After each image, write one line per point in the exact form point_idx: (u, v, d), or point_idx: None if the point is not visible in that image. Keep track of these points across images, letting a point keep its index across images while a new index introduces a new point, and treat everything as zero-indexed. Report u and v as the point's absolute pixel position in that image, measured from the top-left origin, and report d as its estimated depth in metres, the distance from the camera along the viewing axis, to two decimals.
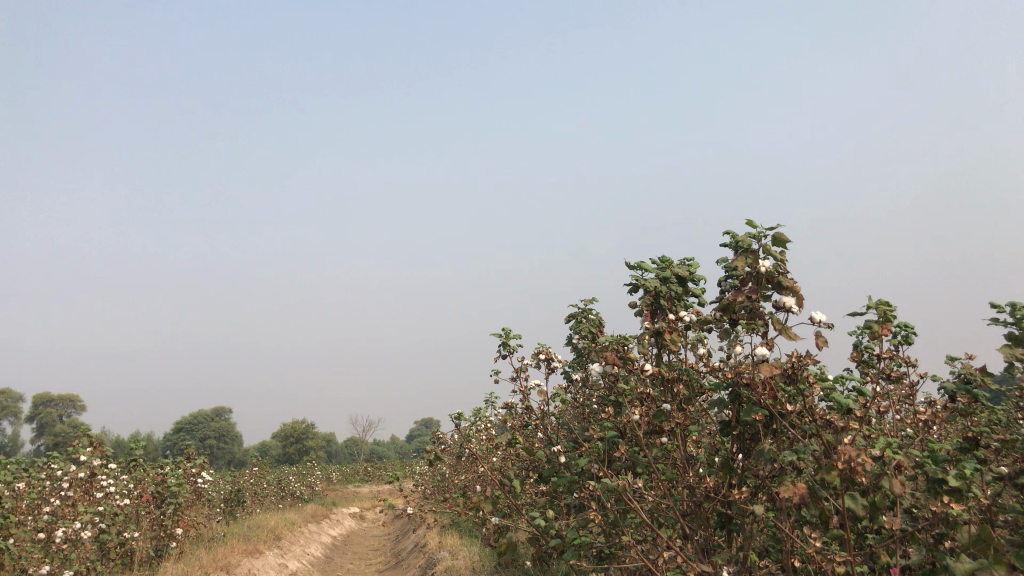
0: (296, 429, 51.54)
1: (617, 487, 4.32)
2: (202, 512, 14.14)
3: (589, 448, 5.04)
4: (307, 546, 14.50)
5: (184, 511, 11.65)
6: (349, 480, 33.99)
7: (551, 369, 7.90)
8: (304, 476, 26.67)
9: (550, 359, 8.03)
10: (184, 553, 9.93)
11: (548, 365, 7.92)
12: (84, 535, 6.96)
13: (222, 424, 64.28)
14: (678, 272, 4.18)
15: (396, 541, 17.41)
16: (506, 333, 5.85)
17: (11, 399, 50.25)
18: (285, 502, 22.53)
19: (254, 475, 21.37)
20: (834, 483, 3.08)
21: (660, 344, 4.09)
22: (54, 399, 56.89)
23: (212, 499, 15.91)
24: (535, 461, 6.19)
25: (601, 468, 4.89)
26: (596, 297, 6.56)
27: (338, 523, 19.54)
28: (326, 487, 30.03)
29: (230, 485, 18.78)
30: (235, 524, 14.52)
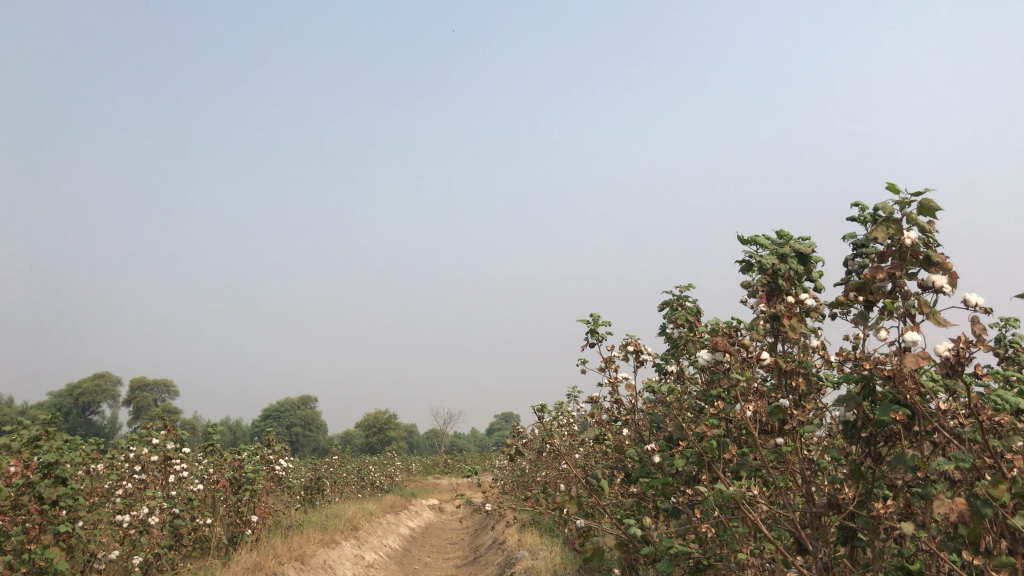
0: (378, 418, 52.08)
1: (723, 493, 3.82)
2: (281, 498, 14.10)
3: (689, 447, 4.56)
4: (385, 537, 14.32)
5: (262, 498, 11.56)
6: (429, 472, 34.00)
7: (640, 362, 7.39)
8: (385, 465, 26.74)
9: (639, 351, 7.51)
10: (259, 541, 9.78)
11: (637, 358, 7.42)
12: (153, 521, 6.78)
13: (307, 412, 65.51)
14: (799, 248, 3.66)
15: (474, 535, 17.13)
16: (595, 320, 5.40)
17: (110, 382, 52.20)
18: (365, 491, 22.54)
19: (335, 463, 21.44)
20: (1002, 500, 2.52)
21: (778, 330, 3.57)
22: (149, 384, 58.79)
23: (292, 487, 15.91)
24: (624, 460, 5.76)
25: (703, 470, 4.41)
26: (693, 285, 6.06)
27: (417, 514, 19.39)
28: (406, 478, 30.12)
29: (311, 472, 18.83)
30: (314, 513, 14.45)
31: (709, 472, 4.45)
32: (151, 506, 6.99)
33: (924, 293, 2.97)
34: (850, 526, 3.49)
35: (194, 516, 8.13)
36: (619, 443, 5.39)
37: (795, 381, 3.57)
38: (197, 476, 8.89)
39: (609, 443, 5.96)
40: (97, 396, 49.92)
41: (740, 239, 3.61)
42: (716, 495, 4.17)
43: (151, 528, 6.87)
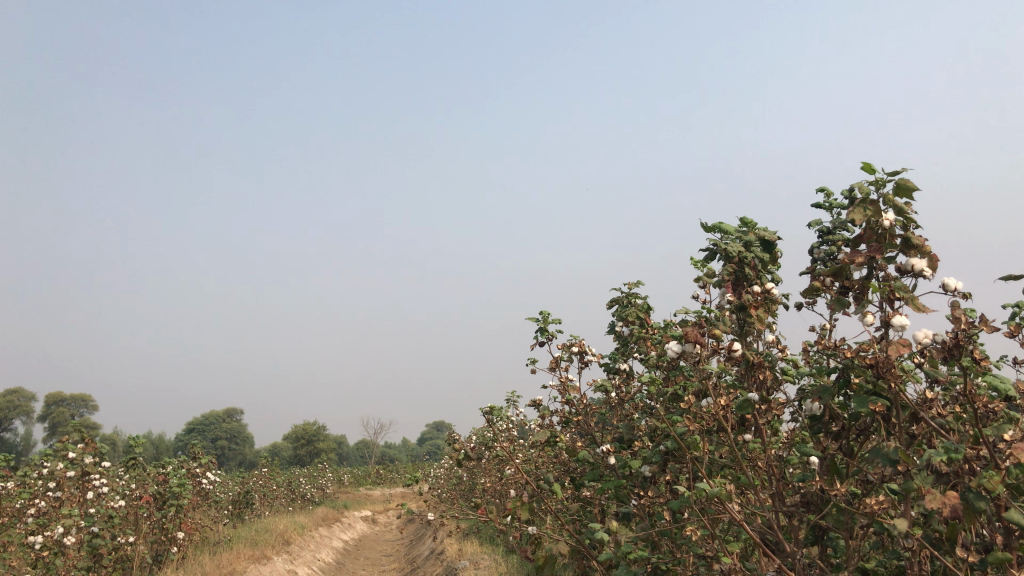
0: (308, 430, 51.05)
1: (689, 492, 3.64)
2: (207, 514, 13.54)
3: (648, 448, 4.39)
4: (317, 551, 13.85)
5: (188, 513, 11.05)
6: (361, 483, 33.35)
7: (584, 363, 7.20)
8: (316, 477, 26.11)
9: (583, 352, 7.32)
10: (185, 559, 9.31)
11: (581, 359, 7.23)
12: (68, 540, 6.35)
13: (234, 425, 63.89)
14: (764, 235, 3.49)
15: (409, 546, 16.74)
16: (544, 317, 5.19)
17: (23, 398, 49.97)
18: (296, 504, 21.90)
19: (264, 476, 20.79)
20: (997, 491, 2.37)
21: (745, 322, 3.40)
22: (66, 398, 56.48)
23: (219, 502, 15.32)
24: (576, 463, 5.57)
25: (664, 471, 4.24)
26: (642, 282, 5.91)
27: (350, 527, 18.92)
28: (338, 489, 29.49)
29: (239, 486, 18.20)
30: (243, 528, 13.91)
31: (668, 474, 4.28)
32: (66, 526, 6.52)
33: (904, 277, 2.81)
34: (821, 525, 3.33)
35: (116, 534, 7.66)
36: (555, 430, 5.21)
37: (762, 374, 3.42)
38: (118, 492, 8.39)
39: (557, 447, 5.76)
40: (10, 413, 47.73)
41: (703, 225, 3.44)
42: (679, 498, 3.99)
43: (67, 549, 6.41)
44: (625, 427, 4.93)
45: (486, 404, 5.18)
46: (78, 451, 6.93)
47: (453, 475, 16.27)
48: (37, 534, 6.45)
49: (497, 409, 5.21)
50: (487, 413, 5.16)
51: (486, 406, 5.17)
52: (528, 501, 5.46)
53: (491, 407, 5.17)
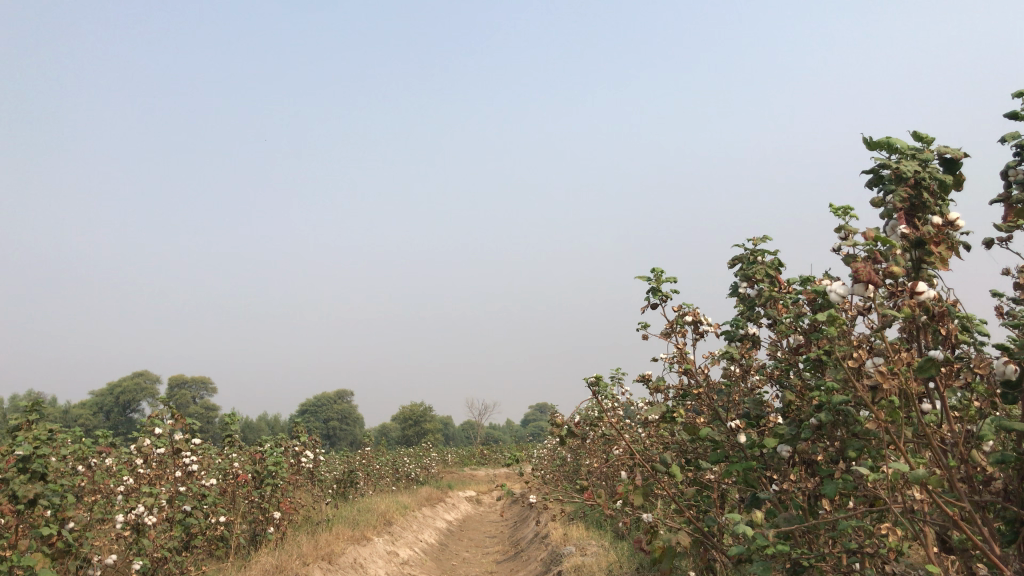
0: (414, 411, 51.68)
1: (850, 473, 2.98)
2: (310, 493, 13.45)
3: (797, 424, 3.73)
4: (420, 532, 13.58)
5: (288, 493, 10.88)
6: (465, 463, 33.22)
7: (699, 333, 6.50)
8: (421, 457, 26.13)
9: (698, 320, 6.61)
10: (284, 540, 9.09)
11: (696, 329, 6.52)
12: (152, 520, 6.09)
13: (344, 406, 65.33)
14: (948, 153, 2.73)
15: (513, 530, 16.32)
16: (655, 274, 4.53)
17: (148, 380, 52.28)
18: (400, 485, 21.81)
19: (369, 455, 20.81)
20: None
21: (922, 262, 2.66)
22: (187, 381, 58.69)
23: (322, 480, 15.26)
24: (699, 443, 4.93)
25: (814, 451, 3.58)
26: (767, 238, 5.19)
27: (454, 507, 18.70)
28: (443, 469, 29.50)
29: (344, 465, 18.20)
30: (346, 507, 13.78)
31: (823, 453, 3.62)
32: (152, 504, 6.29)
33: None
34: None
35: (210, 514, 7.44)
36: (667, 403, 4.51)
37: (945, 329, 2.70)
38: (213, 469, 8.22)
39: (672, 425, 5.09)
40: (136, 394, 49.83)
41: (867, 141, 2.72)
42: (833, 481, 3.32)
43: (154, 528, 6.19)
44: (763, 402, 4.32)
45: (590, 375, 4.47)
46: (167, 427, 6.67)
47: (558, 456, 15.73)
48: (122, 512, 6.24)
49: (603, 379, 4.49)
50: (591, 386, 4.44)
51: (589, 376, 4.45)
52: (642, 485, 4.84)
53: (597, 378, 4.44)
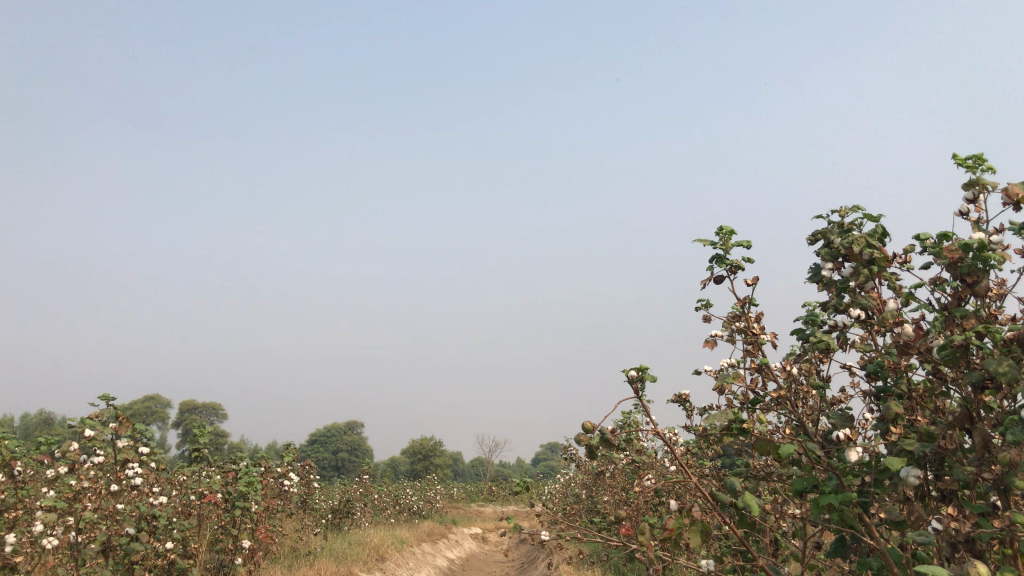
0: (424, 445, 50.43)
1: None
2: (297, 522, 12.21)
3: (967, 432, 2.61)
4: (417, 571, 12.31)
5: (268, 521, 9.69)
6: (472, 499, 31.79)
7: None
8: (425, 490, 24.82)
9: None
10: (256, 573, 7.88)
11: None
12: (56, 544, 5.00)
13: (354, 437, 63.99)
14: None
15: (519, 571, 14.99)
16: (723, 233, 3.40)
17: (157, 404, 51.17)
18: (403, 518, 20.47)
19: (369, 486, 19.58)
20: None
21: None
22: (197, 406, 57.43)
23: (312, 509, 14.02)
24: (770, 468, 3.76)
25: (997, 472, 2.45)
26: (858, 208, 4.07)
27: (457, 544, 17.42)
28: (449, 505, 28.20)
29: (340, 495, 16.97)
30: (336, 539, 12.52)
31: (1003, 475, 2.51)
32: (64, 524, 5.21)
33: None
34: None
35: (155, 539, 6.19)
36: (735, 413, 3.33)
37: None
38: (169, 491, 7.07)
39: (727, 441, 3.92)
40: (146, 417, 48.79)
41: None
42: None
43: (59, 551, 5.12)
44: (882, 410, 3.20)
45: (630, 368, 3.27)
46: (108, 431, 5.54)
47: (572, 492, 14.46)
48: (28, 534, 5.16)
49: (648, 373, 3.28)
50: (632, 381, 3.23)
51: (630, 368, 3.25)
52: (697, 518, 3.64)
53: (642, 371, 3.25)
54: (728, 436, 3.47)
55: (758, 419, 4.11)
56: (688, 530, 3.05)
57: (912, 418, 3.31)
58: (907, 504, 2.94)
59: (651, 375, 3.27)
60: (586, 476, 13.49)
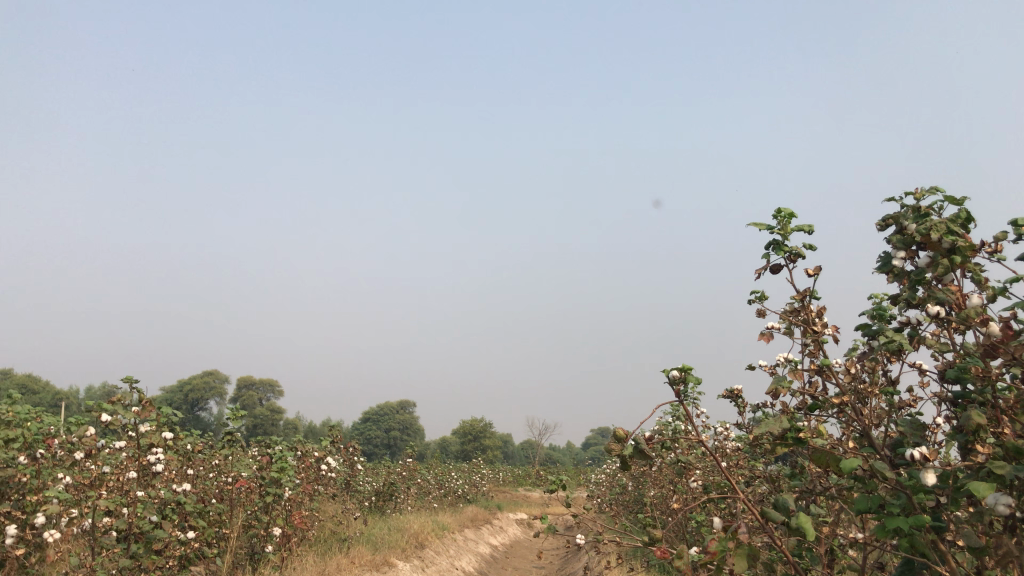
0: (473, 427, 50.44)
1: None
2: (337, 506, 12.07)
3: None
4: (457, 559, 12.07)
5: (305, 507, 9.52)
6: (519, 483, 31.54)
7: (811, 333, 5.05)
8: (472, 473, 24.65)
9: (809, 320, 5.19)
10: (287, 561, 7.71)
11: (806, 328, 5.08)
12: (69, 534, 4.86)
13: (405, 417, 64.34)
14: None
15: (564, 562, 14.67)
16: (782, 216, 3.00)
17: (213, 379, 52.00)
18: (448, 502, 20.30)
19: (415, 468, 19.45)
20: None
21: None
22: (252, 382, 58.30)
23: (354, 492, 13.88)
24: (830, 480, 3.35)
25: None
26: (934, 190, 3.62)
27: (501, 531, 17.18)
28: (496, 488, 28.03)
29: (384, 477, 16.84)
30: (376, 524, 12.35)
31: None
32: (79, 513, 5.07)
33: None
34: None
35: (179, 527, 6.01)
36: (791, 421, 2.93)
37: None
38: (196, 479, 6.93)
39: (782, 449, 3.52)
40: (202, 392, 49.60)
41: None
42: None
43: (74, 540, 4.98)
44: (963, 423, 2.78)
45: (670, 367, 2.89)
46: (128, 417, 5.36)
47: (620, 483, 14.05)
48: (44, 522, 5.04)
49: (692, 375, 2.89)
50: (673, 382, 2.85)
51: (672, 368, 2.87)
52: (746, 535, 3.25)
53: (684, 371, 2.87)
54: (782, 446, 3.07)
55: (817, 423, 3.70)
56: (733, 554, 2.66)
57: (998, 432, 2.88)
58: (995, 535, 2.52)
59: (695, 377, 2.89)
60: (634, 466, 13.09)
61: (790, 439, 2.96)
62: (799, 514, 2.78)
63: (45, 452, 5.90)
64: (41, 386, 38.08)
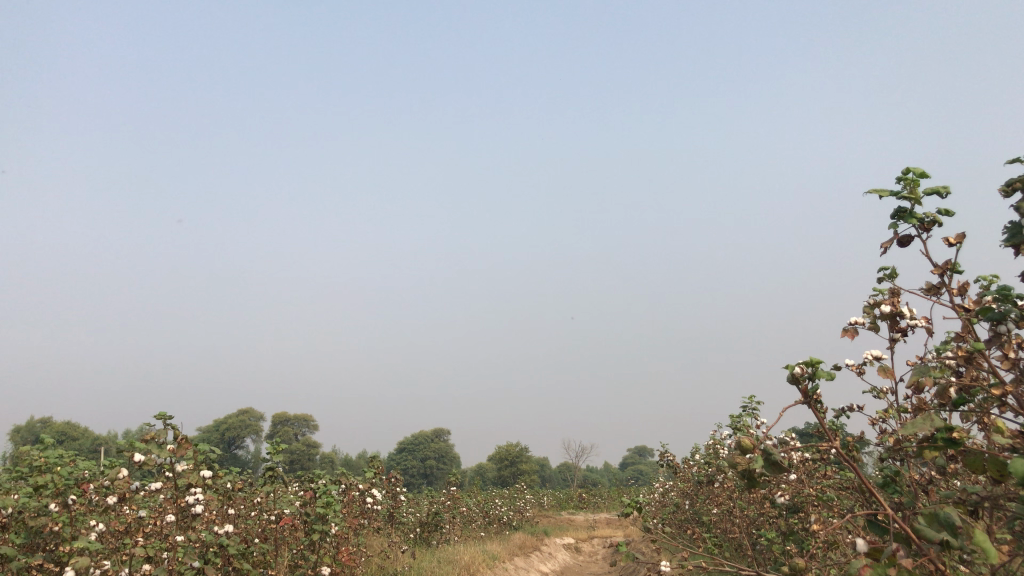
0: (510, 451, 49.79)
1: None
2: (383, 540, 11.61)
3: None
4: None
5: (352, 543, 9.10)
6: (562, 507, 30.83)
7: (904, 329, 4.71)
8: (514, 499, 24.08)
9: (897, 313, 4.83)
10: None
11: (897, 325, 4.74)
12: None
13: (442, 444, 63.78)
14: None
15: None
16: (908, 179, 2.56)
17: (250, 417, 51.89)
18: (492, 530, 19.73)
19: (456, 497, 18.92)
20: None
21: None
22: (288, 418, 58.10)
23: (398, 524, 13.41)
24: (989, 489, 2.83)
25: None
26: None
27: (550, 557, 16.60)
28: (539, 513, 27.40)
29: (427, 508, 16.36)
30: (424, 557, 11.86)
31: None
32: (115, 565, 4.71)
33: None
34: None
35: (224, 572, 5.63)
36: (942, 418, 2.46)
37: None
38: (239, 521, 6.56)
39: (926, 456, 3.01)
40: (239, 431, 49.41)
41: None
42: None
43: None
44: None
45: (790, 362, 2.48)
46: (165, 456, 5.00)
47: (674, 500, 13.45)
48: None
49: (820, 369, 2.44)
50: (797, 379, 2.44)
51: (796, 363, 2.44)
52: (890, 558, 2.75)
53: (811, 365, 2.43)
54: (933, 450, 2.57)
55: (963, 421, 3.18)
56: None
57: None
58: None
59: (825, 371, 2.44)
60: (688, 484, 12.49)
61: (941, 439, 2.49)
62: (966, 529, 2.30)
63: (83, 500, 5.57)
64: (81, 432, 38.16)
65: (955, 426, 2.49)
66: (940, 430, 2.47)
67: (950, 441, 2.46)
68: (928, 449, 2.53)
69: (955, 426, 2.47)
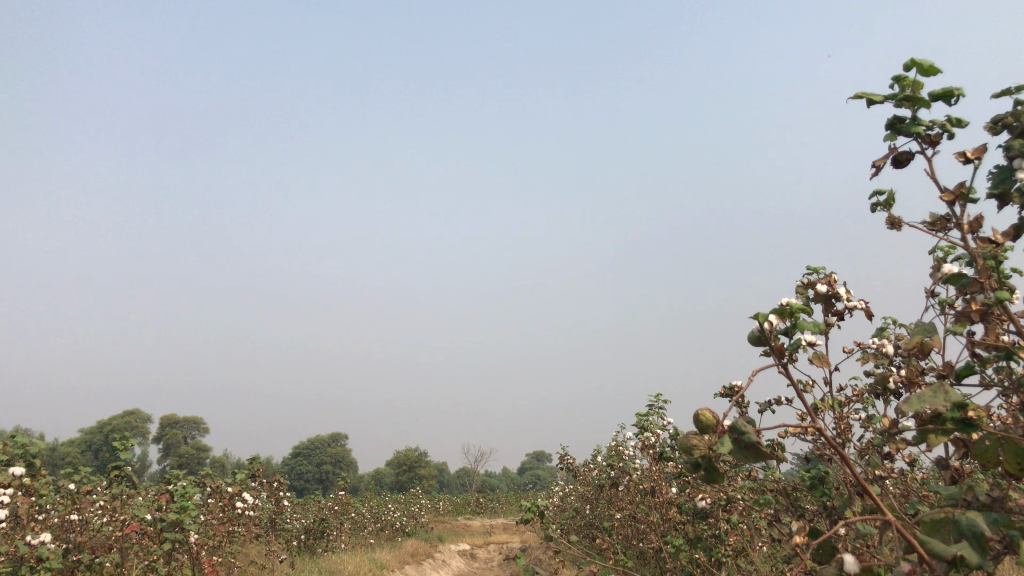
0: (408, 456, 48.68)
1: None
2: (259, 550, 10.60)
3: None
4: None
5: (217, 553, 8.12)
6: (459, 512, 29.99)
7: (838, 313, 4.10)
8: (409, 505, 23.14)
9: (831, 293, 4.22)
10: None
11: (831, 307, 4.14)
12: None
13: (338, 449, 62.00)
14: None
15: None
16: (909, 78, 1.92)
17: (137, 420, 49.24)
18: (384, 537, 18.79)
19: (347, 503, 17.93)
20: None
21: None
22: (176, 419, 55.35)
23: (279, 533, 12.39)
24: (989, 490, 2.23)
25: None
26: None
27: (444, 565, 15.81)
28: (435, 519, 26.56)
29: (315, 514, 15.34)
30: (305, 567, 10.90)
31: None
32: None
33: None
34: None
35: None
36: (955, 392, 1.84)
37: None
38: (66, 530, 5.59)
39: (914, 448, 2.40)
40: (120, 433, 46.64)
41: None
42: None
43: None
44: None
45: (756, 312, 1.84)
46: None
47: (575, 505, 12.86)
48: None
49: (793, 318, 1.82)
50: (765, 335, 1.81)
51: (767, 315, 1.82)
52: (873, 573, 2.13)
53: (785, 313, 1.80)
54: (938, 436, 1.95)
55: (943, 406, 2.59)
56: None
57: None
58: None
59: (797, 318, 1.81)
60: (588, 488, 11.95)
61: (950, 421, 1.86)
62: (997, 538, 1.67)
63: None
64: None
65: (971, 404, 1.87)
66: (951, 410, 1.85)
67: (962, 422, 1.85)
68: (935, 435, 1.91)
69: (969, 403, 1.86)
